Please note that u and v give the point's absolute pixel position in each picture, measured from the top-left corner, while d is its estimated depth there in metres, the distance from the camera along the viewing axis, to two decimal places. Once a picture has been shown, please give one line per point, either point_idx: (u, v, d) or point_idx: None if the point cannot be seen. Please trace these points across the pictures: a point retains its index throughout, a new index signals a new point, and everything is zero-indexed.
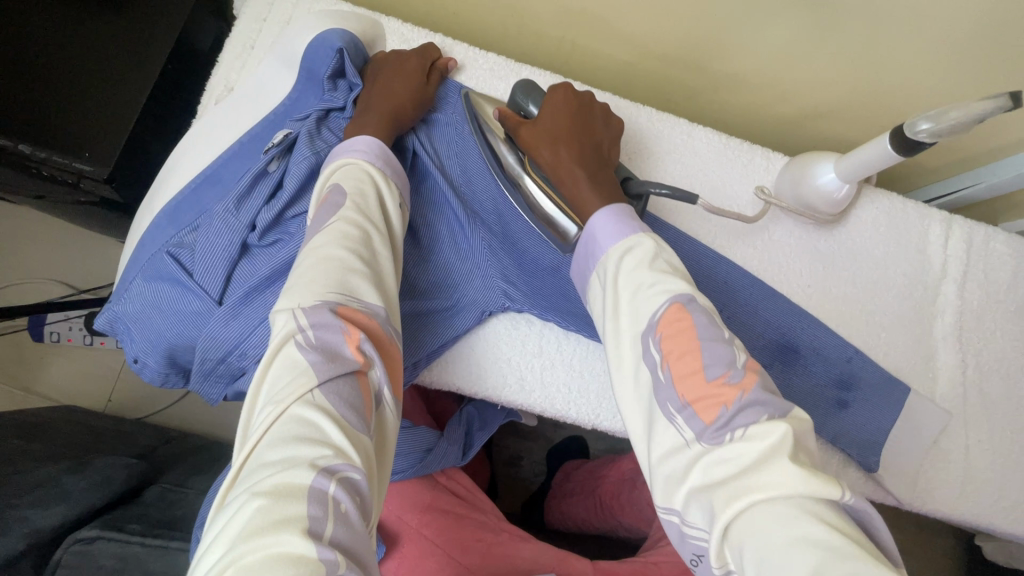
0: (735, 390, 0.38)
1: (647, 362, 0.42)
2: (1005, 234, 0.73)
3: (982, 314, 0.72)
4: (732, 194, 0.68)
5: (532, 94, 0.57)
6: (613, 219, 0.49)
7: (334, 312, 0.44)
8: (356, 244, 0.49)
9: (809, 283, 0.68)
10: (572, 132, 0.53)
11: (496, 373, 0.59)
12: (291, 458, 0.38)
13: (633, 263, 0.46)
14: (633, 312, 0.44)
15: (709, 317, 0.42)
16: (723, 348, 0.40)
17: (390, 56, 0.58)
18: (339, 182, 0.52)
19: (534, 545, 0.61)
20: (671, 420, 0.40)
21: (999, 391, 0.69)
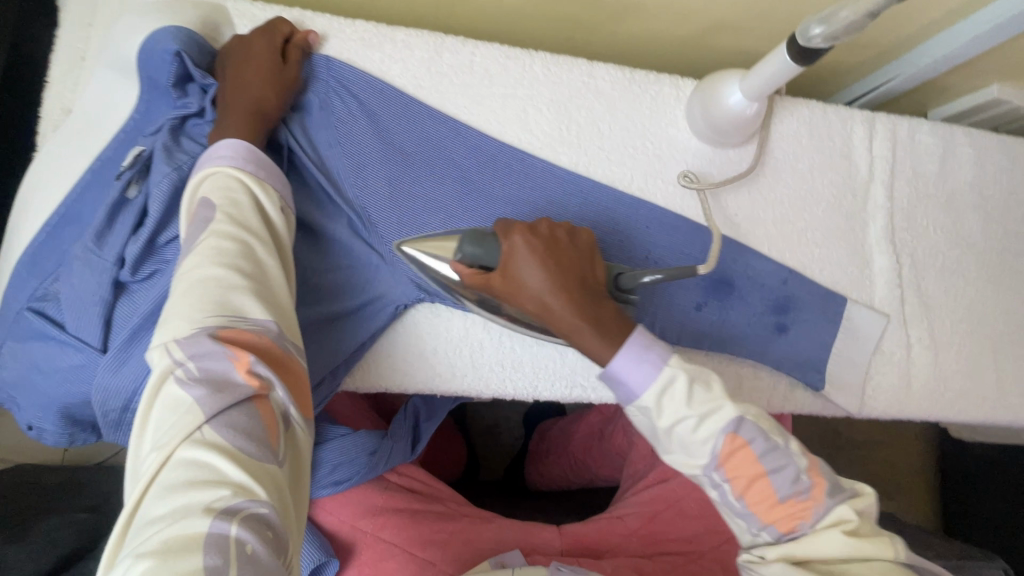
0: (810, 504, 0.42)
1: (717, 489, 0.45)
2: (927, 124, 0.71)
3: (913, 211, 0.71)
4: (644, 132, 0.64)
5: (484, 241, 0.47)
6: (635, 363, 0.45)
7: (215, 338, 0.41)
8: (234, 261, 0.45)
9: (737, 211, 0.66)
10: (570, 293, 0.46)
11: (423, 365, 0.57)
12: (183, 506, 0.36)
13: (675, 402, 0.44)
14: (680, 443, 0.45)
15: (759, 430, 0.44)
16: (781, 456, 0.44)
17: (237, 42, 0.52)
18: (207, 196, 0.47)
19: (497, 525, 0.61)
20: (755, 535, 0.44)
21: (934, 286, 0.70)
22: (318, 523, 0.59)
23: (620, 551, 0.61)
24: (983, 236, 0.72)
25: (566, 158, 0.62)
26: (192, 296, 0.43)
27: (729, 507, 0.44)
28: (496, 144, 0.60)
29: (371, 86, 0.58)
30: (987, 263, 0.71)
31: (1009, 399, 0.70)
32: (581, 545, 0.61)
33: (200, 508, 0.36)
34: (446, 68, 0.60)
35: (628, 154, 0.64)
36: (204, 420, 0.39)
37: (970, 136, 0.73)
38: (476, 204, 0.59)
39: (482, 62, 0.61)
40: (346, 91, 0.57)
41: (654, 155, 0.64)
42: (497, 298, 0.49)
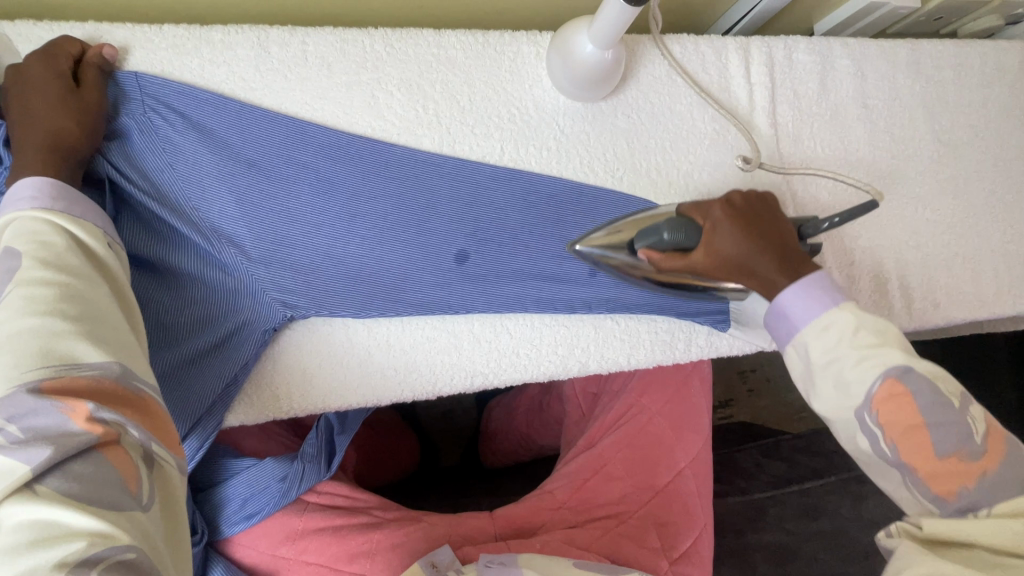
0: (973, 468, 0.44)
1: (868, 435, 0.46)
2: (802, 42, 0.69)
3: (799, 134, 0.69)
4: (508, 98, 0.60)
5: (679, 226, 0.53)
6: (808, 300, 0.50)
7: (39, 393, 0.37)
8: (53, 307, 0.40)
9: (619, 165, 0.63)
10: (771, 247, 0.52)
11: (309, 386, 0.54)
12: (26, 570, 0.32)
13: (834, 339, 0.48)
14: (837, 383, 0.47)
15: (929, 384, 0.45)
16: (958, 421, 0.44)
17: (16, 72, 0.47)
18: (10, 242, 0.42)
19: (426, 523, 0.60)
20: (903, 488, 0.46)
21: (828, 206, 0.69)
22: (237, 559, 0.57)
23: (553, 526, 0.61)
24: (871, 147, 0.71)
25: (428, 141, 0.58)
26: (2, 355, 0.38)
27: (879, 454, 0.46)
28: (347, 138, 0.56)
29: (193, 96, 0.52)
30: (877, 174, 0.71)
31: (914, 304, 0.71)
32: (515, 526, 0.61)
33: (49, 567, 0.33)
34: (277, 64, 0.55)
35: (493, 125, 0.60)
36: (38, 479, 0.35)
37: (848, 46, 0.71)
38: (336, 207, 0.55)
39: (316, 52, 0.56)
40: (166, 107, 0.52)
41: (523, 121, 0.61)
42: (697, 274, 0.55)
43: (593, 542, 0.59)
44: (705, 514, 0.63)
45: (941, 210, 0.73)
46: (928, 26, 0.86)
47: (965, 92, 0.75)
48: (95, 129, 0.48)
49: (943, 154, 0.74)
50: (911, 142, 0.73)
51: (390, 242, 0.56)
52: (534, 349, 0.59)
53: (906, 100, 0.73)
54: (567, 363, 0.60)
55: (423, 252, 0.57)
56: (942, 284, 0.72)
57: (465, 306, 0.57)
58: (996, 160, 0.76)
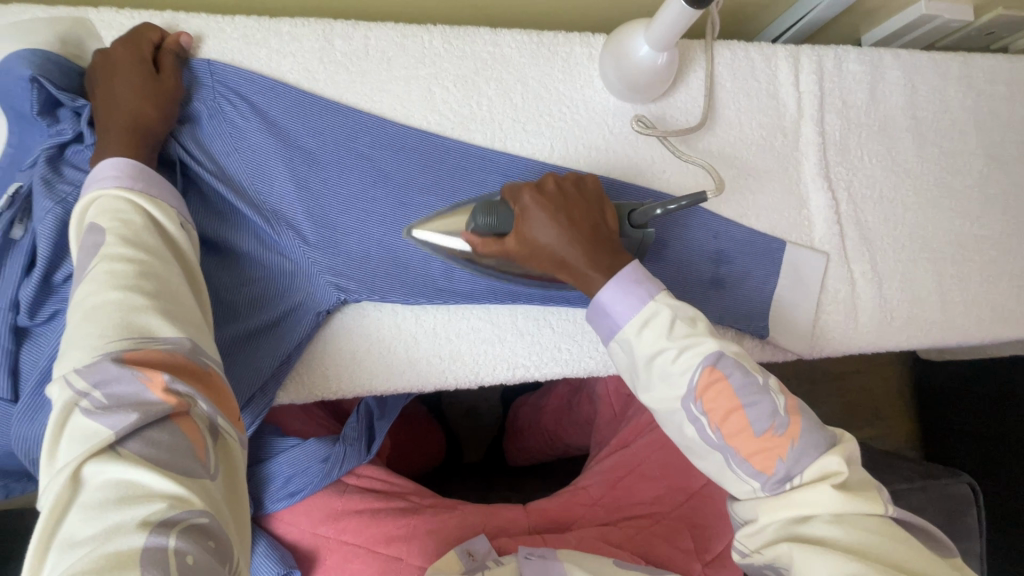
0: (784, 440, 0.44)
1: (695, 423, 0.46)
2: (853, 51, 0.69)
3: (846, 143, 0.69)
4: (559, 97, 0.62)
5: (496, 209, 0.50)
6: (624, 293, 0.47)
7: (121, 362, 0.39)
8: (131, 281, 0.42)
9: (666, 167, 0.64)
10: (585, 237, 0.49)
11: (358, 368, 0.55)
12: (114, 525, 0.35)
13: (654, 334, 0.46)
14: (661, 376, 0.46)
15: (739, 365, 0.45)
16: (764, 399, 0.45)
17: (102, 56, 0.49)
18: (94, 220, 0.44)
19: (461, 511, 0.61)
20: (731, 470, 0.46)
21: (873, 217, 0.69)
22: (280, 536, 0.59)
23: (586, 522, 0.62)
24: (919, 159, 0.71)
25: (481, 135, 0.60)
26: (88, 324, 0.41)
27: (706, 441, 0.45)
28: (403, 130, 0.57)
29: (261, 84, 0.54)
30: (924, 187, 0.71)
31: (959, 319, 0.70)
32: (548, 519, 0.62)
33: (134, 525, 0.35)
34: (340, 57, 0.57)
35: (544, 122, 0.61)
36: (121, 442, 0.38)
37: (898, 58, 0.71)
38: (390, 196, 0.57)
39: (378, 46, 0.58)
40: (236, 94, 0.54)
41: (572, 120, 0.62)
42: (516, 261, 0.52)
43: (629, 542, 0.59)
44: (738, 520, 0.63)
45: (990, 226, 0.72)
46: (979, 41, 0.85)
47: (1017, 108, 0.74)
48: (170, 112, 0.51)
49: (992, 169, 0.73)
50: (959, 156, 0.72)
51: None
52: (575, 345, 0.60)
53: (956, 113, 0.72)
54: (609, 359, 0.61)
55: None
56: (990, 301, 0.70)
57: (512, 298, 0.57)
58: None
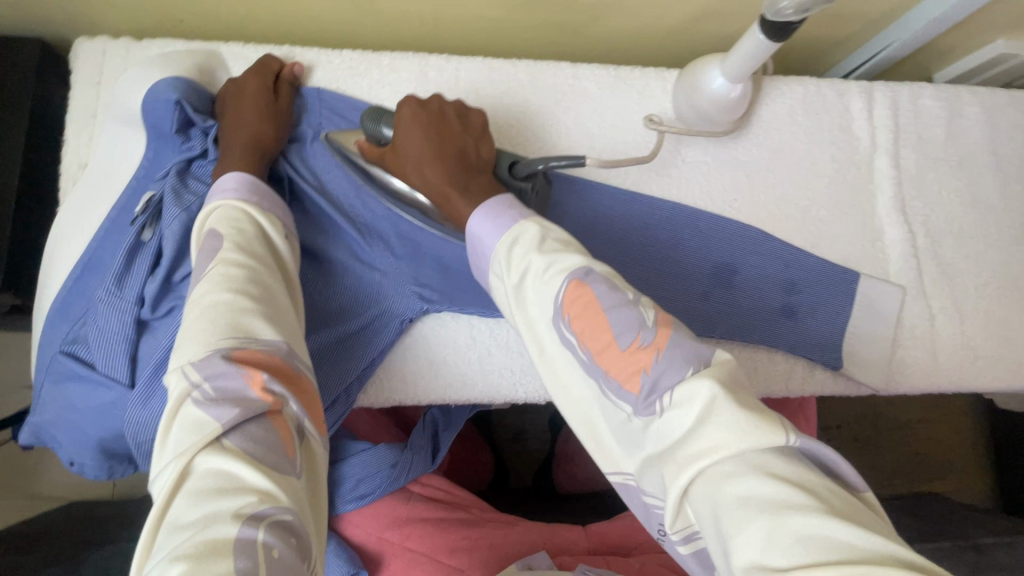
0: (652, 352, 0.37)
1: (564, 346, 0.40)
2: (928, 88, 0.70)
3: (923, 177, 0.68)
4: (633, 127, 0.64)
5: (382, 117, 0.53)
6: (492, 214, 0.46)
7: (228, 357, 0.43)
8: (240, 284, 0.46)
9: (736, 196, 0.65)
10: (447, 154, 0.50)
11: (434, 376, 0.58)
12: (211, 514, 0.36)
13: (522, 249, 0.43)
14: (532, 292, 0.43)
15: (608, 279, 0.40)
16: (629, 309, 0.39)
17: (234, 84, 0.56)
18: (214, 226, 0.49)
19: (522, 528, 0.61)
20: (606, 400, 0.38)
21: (953, 252, 0.67)
22: (347, 537, 0.59)
23: (648, 548, 0.62)
24: (1003, 195, 0.69)
25: (558, 161, 0.63)
26: (204, 321, 0.44)
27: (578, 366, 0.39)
28: None
29: (361, 110, 0.59)
30: (1009, 223, 0.68)
31: None
32: (609, 542, 0.62)
33: (228, 515, 0.36)
34: (432, 87, 0.62)
35: (619, 151, 0.64)
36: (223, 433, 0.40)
37: (976, 95, 0.71)
38: None
39: (467, 79, 0.62)
40: (339, 119, 0.59)
41: (645, 148, 0.64)
42: (391, 175, 0.53)
43: None
44: None
45: None
46: None
47: None
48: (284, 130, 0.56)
49: None
50: None
51: None
52: None
53: None
54: None
55: None
56: None
57: None
58: None
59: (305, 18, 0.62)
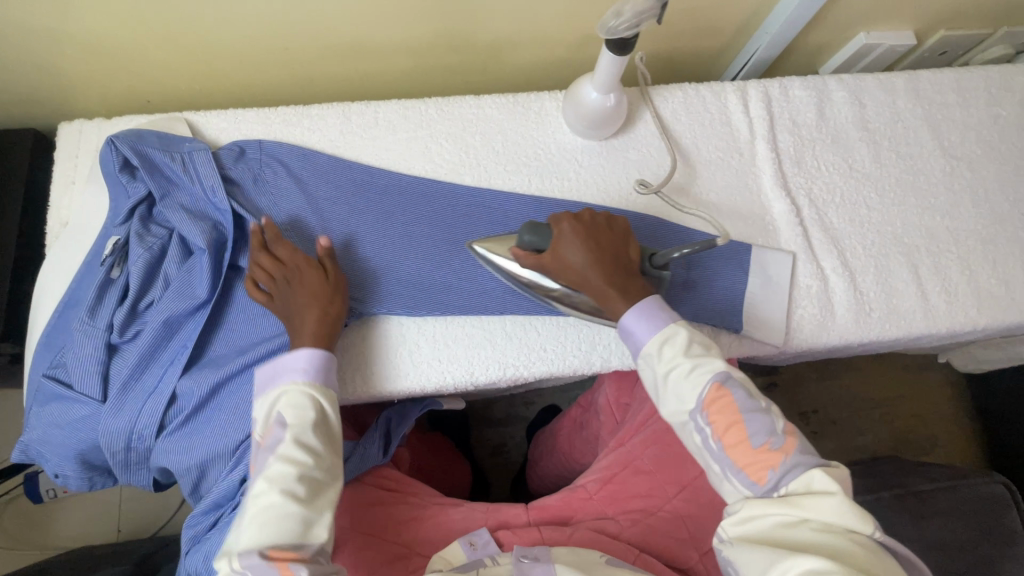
0: (779, 454, 0.50)
1: (699, 432, 0.53)
2: (796, 80, 0.78)
3: (801, 156, 0.76)
4: (533, 140, 0.73)
5: (539, 230, 0.59)
6: (642, 319, 0.56)
7: (266, 557, 0.48)
8: (290, 484, 0.51)
9: (631, 190, 0.73)
10: (608, 260, 0.58)
11: (371, 372, 0.65)
12: (255, 529, 0.50)
13: (671, 354, 0.55)
14: (676, 394, 0.54)
15: (744, 387, 0.53)
16: (763, 415, 0.52)
17: (271, 261, 0.61)
18: (295, 358, 0.57)
19: (465, 508, 0.67)
20: (728, 479, 0.52)
21: (837, 218, 0.74)
22: None
23: (584, 515, 0.66)
24: (875, 165, 0.77)
25: (468, 177, 0.72)
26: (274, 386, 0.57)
27: (709, 449, 0.52)
28: (404, 179, 0.71)
29: (294, 154, 0.70)
30: (887, 189, 0.76)
31: (942, 305, 0.72)
32: (548, 515, 0.67)
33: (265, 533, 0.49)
34: (355, 128, 0.72)
35: (522, 163, 0.73)
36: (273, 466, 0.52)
37: (842, 81, 0.79)
38: (395, 233, 0.69)
39: (384, 117, 0.72)
40: (274, 162, 0.69)
41: (545, 158, 0.73)
42: (545, 278, 0.60)
43: (623, 531, 0.64)
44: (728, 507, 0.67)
45: (959, 218, 0.75)
46: (937, 61, 0.94)
47: (971, 111, 0.79)
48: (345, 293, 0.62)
49: (955, 167, 0.77)
50: (916, 158, 0.77)
51: (433, 257, 0.68)
52: (558, 345, 0.67)
53: (908, 121, 0.78)
54: (589, 358, 0.67)
55: (466, 264, 0.68)
56: (970, 286, 0.73)
57: (500, 308, 0.67)
58: (1016, 169, 0.78)
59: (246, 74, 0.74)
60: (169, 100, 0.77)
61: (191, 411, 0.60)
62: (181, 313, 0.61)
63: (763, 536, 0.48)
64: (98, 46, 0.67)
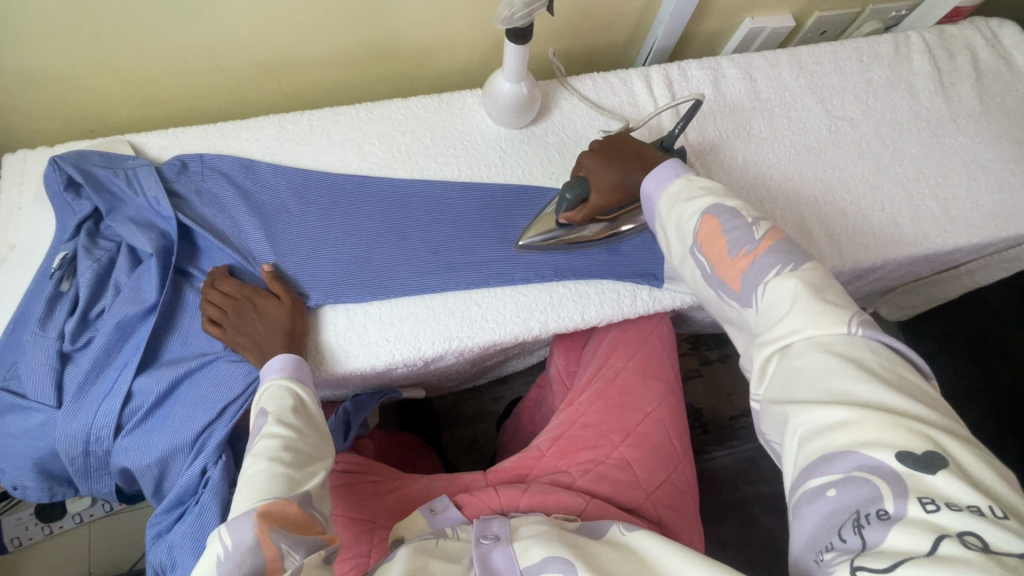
0: (756, 255, 0.51)
1: (693, 260, 0.55)
2: (693, 62, 0.87)
3: (704, 127, 0.85)
4: (460, 133, 0.80)
5: (572, 185, 0.66)
6: (657, 177, 0.60)
7: (253, 516, 0.48)
8: (278, 453, 0.53)
9: (554, 170, 0.80)
10: (634, 160, 0.66)
11: (323, 357, 0.69)
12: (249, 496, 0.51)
13: (671, 200, 0.58)
14: (676, 234, 0.57)
15: (732, 210, 0.54)
16: (744, 228, 0.52)
17: (222, 296, 0.65)
18: (279, 369, 0.61)
19: (427, 480, 0.70)
20: (721, 296, 0.54)
21: (743, 178, 0.82)
22: None
23: (539, 472, 0.68)
24: (770, 129, 0.85)
25: (403, 172, 0.77)
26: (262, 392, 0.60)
27: (703, 273, 0.55)
28: (341, 178, 0.75)
29: (233, 163, 0.74)
30: (783, 150, 0.84)
31: (843, 246, 0.80)
32: (505, 477, 0.68)
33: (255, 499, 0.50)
34: (292, 136, 0.77)
35: (451, 154, 0.79)
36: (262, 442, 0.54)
37: (733, 60, 0.88)
38: (336, 226, 0.73)
39: (319, 124, 0.78)
40: (215, 171, 0.73)
41: (472, 148, 0.79)
42: (598, 213, 0.68)
43: (575, 483, 0.66)
44: (680, 449, 0.70)
45: (847, 169, 0.84)
46: (820, 40, 1.04)
47: (848, 76, 0.89)
48: (303, 313, 0.67)
49: (839, 126, 0.86)
50: (805, 120, 0.86)
51: (375, 245, 0.73)
52: (496, 315, 0.72)
53: (795, 90, 0.88)
54: (528, 323, 0.73)
55: (407, 249, 0.73)
56: (865, 227, 0.81)
57: (440, 285, 0.72)
58: (892, 123, 0.87)
59: (186, 97, 0.79)
60: (112, 127, 0.81)
61: (147, 409, 0.63)
62: (133, 317, 0.64)
63: (774, 388, 0.46)
64: (38, 78, 0.70)
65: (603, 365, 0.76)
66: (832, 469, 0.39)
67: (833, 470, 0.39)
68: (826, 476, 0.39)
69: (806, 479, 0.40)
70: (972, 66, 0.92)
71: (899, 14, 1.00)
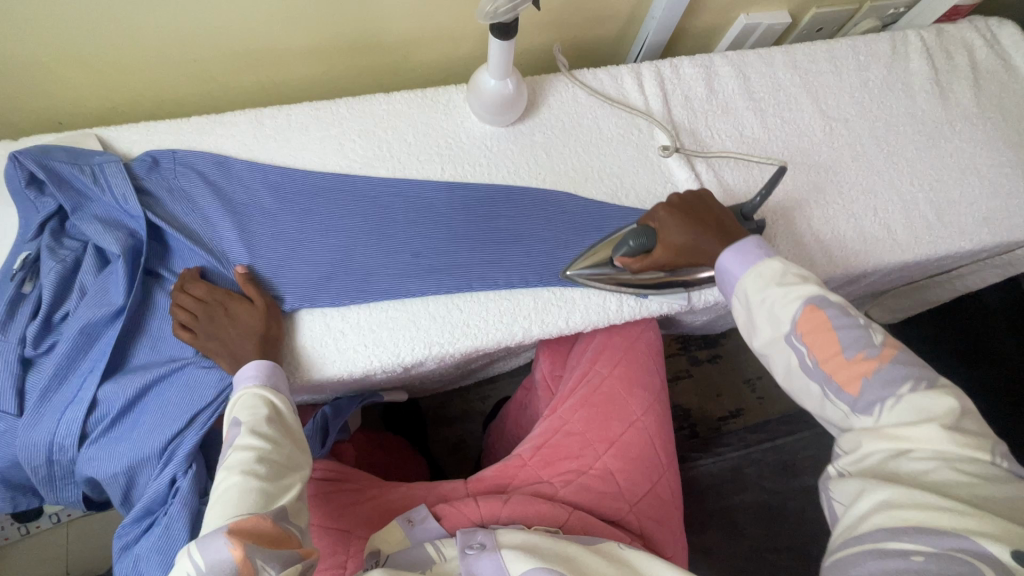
0: (875, 361, 0.48)
1: (795, 352, 0.52)
2: (685, 59, 0.84)
3: (696, 127, 0.82)
4: (444, 131, 0.77)
5: (642, 233, 0.66)
6: (742, 255, 0.58)
7: (226, 533, 0.46)
8: (253, 466, 0.51)
9: (541, 170, 0.77)
10: (712, 226, 0.64)
11: (299, 363, 0.67)
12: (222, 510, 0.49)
13: (764, 282, 0.55)
14: (770, 318, 0.53)
15: (839, 307, 0.51)
16: (859, 329, 0.50)
17: (191, 300, 0.62)
18: (255, 376, 0.58)
19: (406, 488, 0.68)
20: (827, 397, 0.50)
21: (735, 181, 0.80)
22: None
23: (521, 483, 0.67)
24: (763, 130, 0.83)
25: (384, 170, 0.75)
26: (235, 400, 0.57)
27: (807, 370, 0.51)
28: (319, 176, 0.73)
29: (206, 159, 0.71)
30: (776, 151, 0.82)
31: (835, 251, 0.78)
32: (487, 487, 0.67)
33: (229, 514, 0.48)
34: (269, 131, 0.74)
35: (434, 152, 0.76)
36: (236, 454, 0.52)
37: (726, 58, 0.86)
38: (312, 226, 0.70)
39: (297, 119, 0.75)
40: (187, 167, 0.70)
41: (457, 146, 0.77)
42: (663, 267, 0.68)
43: (557, 494, 0.65)
44: (664, 459, 0.69)
45: (841, 172, 0.82)
46: (816, 37, 1.01)
47: (844, 76, 0.87)
48: (277, 317, 0.65)
49: (834, 127, 0.84)
50: (799, 121, 0.84)
51: (353, 246, 0.70)
52: (478, 321, 0.70)
53: (790, 89, 0.86)
54: (512, 329, 0.71)
55: (387, 251, 0.70)
56: (857, 233, 0.80)
57: (421, 289, 0.70)
58: (887, 125, 0.86)
59: (159, 88, 0.76)
60: (81, 119, 0.78)
61: (113, 417, 0.60)
62: (99, 321, 0.62)
63: (878, 471, 0.44)
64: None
65: (588, 371, 0.74)
66: (925, 542, 0.38)
67: (924, 541, 0.38)
68: (914, 545, 0.38)
69: (886, 540, 0.39)
70: (969, 67, 0.90)
71: (897, 12, 0.97)
